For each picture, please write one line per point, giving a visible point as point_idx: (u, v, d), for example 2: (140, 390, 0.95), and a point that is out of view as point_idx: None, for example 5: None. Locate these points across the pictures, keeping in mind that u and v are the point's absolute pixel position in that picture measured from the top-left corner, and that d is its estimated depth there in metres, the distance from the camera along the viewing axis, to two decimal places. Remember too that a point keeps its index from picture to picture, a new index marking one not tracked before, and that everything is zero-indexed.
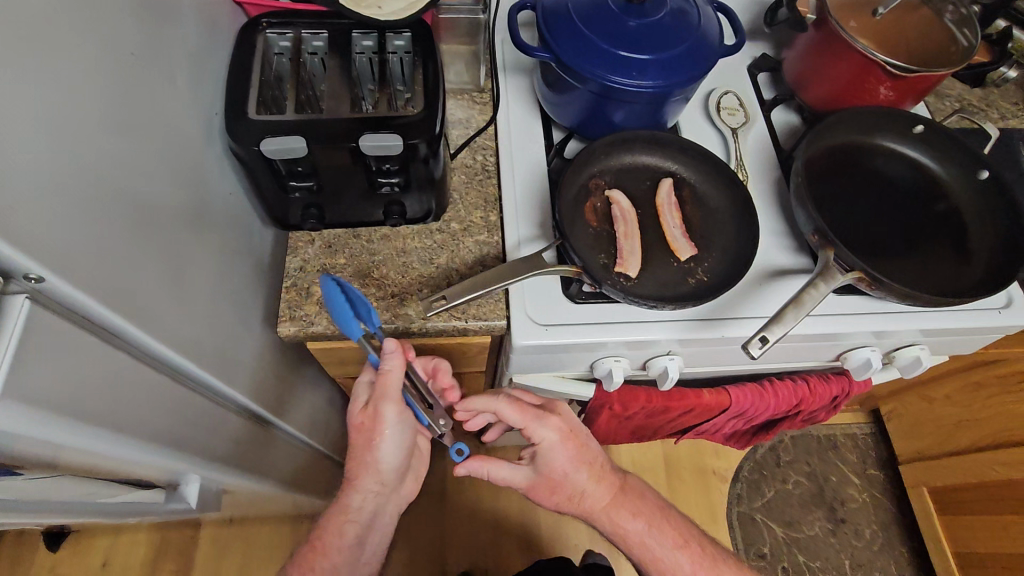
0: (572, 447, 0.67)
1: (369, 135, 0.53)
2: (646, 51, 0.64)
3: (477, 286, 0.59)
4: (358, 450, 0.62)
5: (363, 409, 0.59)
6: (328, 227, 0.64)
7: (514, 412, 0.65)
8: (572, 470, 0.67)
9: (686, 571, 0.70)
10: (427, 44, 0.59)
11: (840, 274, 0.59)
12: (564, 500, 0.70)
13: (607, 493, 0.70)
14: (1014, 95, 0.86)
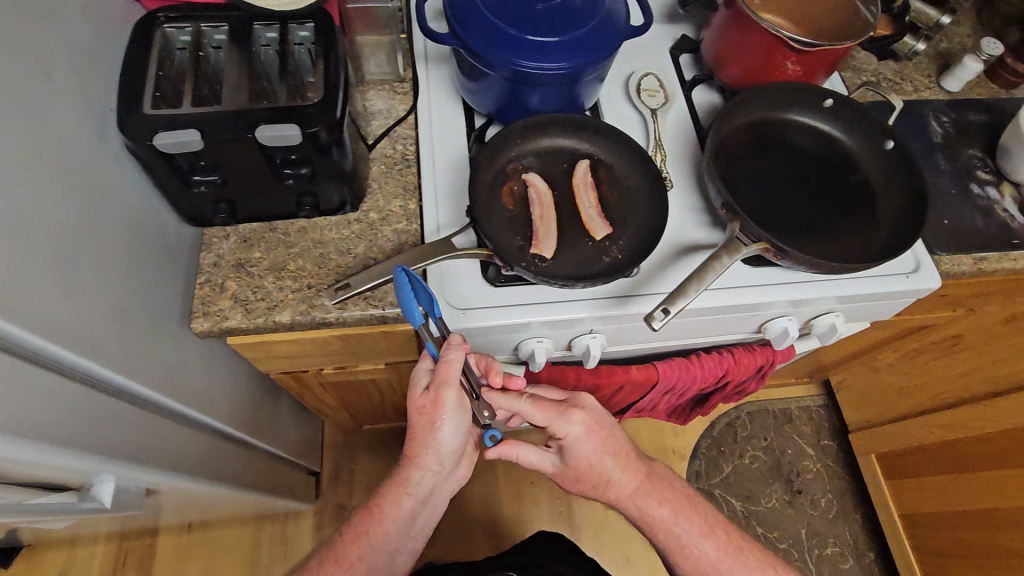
0: (600, 443, 0.67)
1: (266, 126, 0.53)
2: (553, 33, 0.64)
3: (383, 273, 0.61)
4: (418, 438, 0.63)
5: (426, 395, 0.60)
6: (242, 222, 0.64)
7: (542, 413, 0.63)
8: (599, 463, 0.68)
9: (711, 557, 0.71)
10: (329, 33, 0.59)
11: (744, 246, 0.61)
12: (589, 486, 0.71)
13: (635, 484, 0.71)
14: (928, 67, 0.88)
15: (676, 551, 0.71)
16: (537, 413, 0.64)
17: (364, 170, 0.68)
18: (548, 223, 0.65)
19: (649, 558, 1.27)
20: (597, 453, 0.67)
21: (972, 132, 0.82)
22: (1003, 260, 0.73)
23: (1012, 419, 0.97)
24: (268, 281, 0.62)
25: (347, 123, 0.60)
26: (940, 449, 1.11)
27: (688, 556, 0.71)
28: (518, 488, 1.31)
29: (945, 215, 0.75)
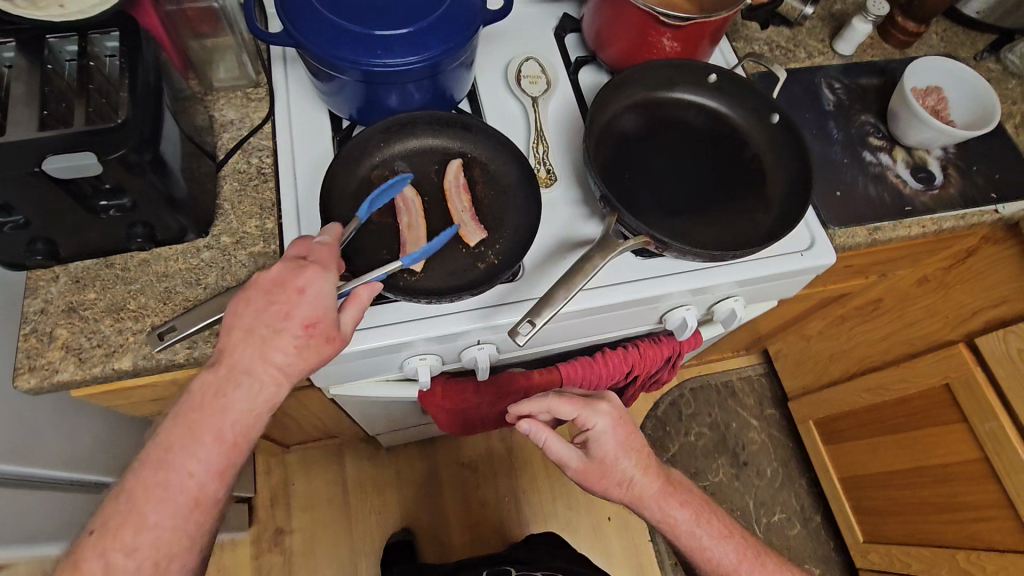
0: (626, 442, 0.64)
1: (54, 157, 0.46)
2: (397, 24, 0.57)
3: (212, 312, 0.54)
4: (250, 347, 0.49)
5: (314, 316, 0.50)
6: (71, 259, 0.58)
7: (570, 406, 0.61)
8: (625, 466, 0.64)
9: (730, 563, 0.68)
10: (135, 41, 0.52)
11: (621, 243, 0.58)
12: (616, 488, 0.66)
13: (658, 486, 0.67)
14: (822, 32, 0.85)
15: (695, 553, 0.69)
16: (570, 410, 0.62)
17: (210, 190, 0.62)
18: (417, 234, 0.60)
19: (600, 545, 1.26)
20: (625, 453, 0.64)
21: (865, 96, 0.80)
22: (898, 227, 0.72)
23: (929, 379, 0.97)
24: (105, 325, 0.56)
25: (169, 141, 0.54)
26: (868, 410, 1.12)
27: (707, 559, 0.69)
28: (464, 490, 1.28)
29: (837, 186, 0.73)
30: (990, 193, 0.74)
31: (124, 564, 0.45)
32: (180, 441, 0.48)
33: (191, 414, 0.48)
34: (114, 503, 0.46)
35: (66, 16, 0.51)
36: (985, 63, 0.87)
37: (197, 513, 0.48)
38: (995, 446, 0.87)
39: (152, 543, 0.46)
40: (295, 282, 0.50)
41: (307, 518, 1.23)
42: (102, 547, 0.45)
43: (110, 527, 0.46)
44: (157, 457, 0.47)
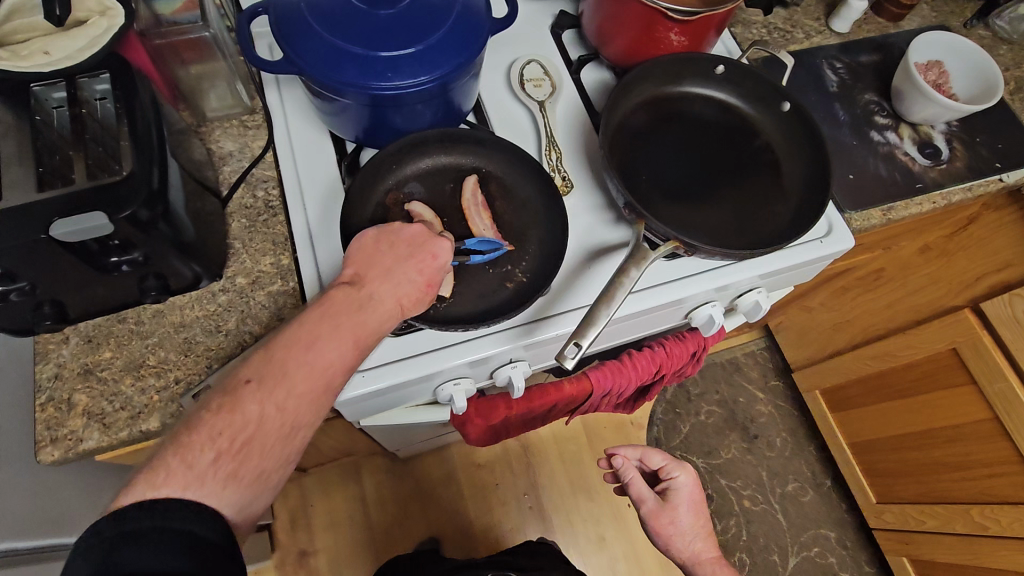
0: (698, 505, 0.71)
1: (61, 221, 0.43)
2: (404, 42, 0.55)
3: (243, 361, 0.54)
4: (388, 276, 0.51)
5: (436, 281, 0.53)
6: (80, 319, 0.54)
7: (659, 452, 0.73)
8: (690, 524, 0.70)
9: None
10: (129, 82, 0.49)
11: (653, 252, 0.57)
12: (676, 541, 0.70)
13: (717, 558, 0.70)
14: (816, 10, 0.85)
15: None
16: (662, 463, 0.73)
17: (219, 229, 0.59)
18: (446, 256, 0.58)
19: (622, 531, 1.27)
20: (694, 512, 0.71)
21: (865, 75, 0.80)
22: (909, 205, 0.72)
23: (936, 344, 0.98)
24: (126, 385, 0.54)
25: (175, 186, 0.50)
26: (873, 377, 1.14)
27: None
28: (483, 492, 1.28)
29: (849, 169, 0.73)
30: (994, 163, 0.75)
31: (272, 417, 0.43)
32: (328, 331, 0.46)
33: (337, 314, 0.48)
34: (270, 361, 0.44)
35: (55, 65, 0.48)
36: (975, 30, 0.87)
37: (327, 398, 0.46)
38: (1003, 405, 0.89)
39: (295, 410, 0.44)
40: (431, 244, 0.53)
41: (329, 537, 1.21)
42: (262, 395, 0.43)
43: (266, 380, 0.43)
44: (306, 337, 0.46)
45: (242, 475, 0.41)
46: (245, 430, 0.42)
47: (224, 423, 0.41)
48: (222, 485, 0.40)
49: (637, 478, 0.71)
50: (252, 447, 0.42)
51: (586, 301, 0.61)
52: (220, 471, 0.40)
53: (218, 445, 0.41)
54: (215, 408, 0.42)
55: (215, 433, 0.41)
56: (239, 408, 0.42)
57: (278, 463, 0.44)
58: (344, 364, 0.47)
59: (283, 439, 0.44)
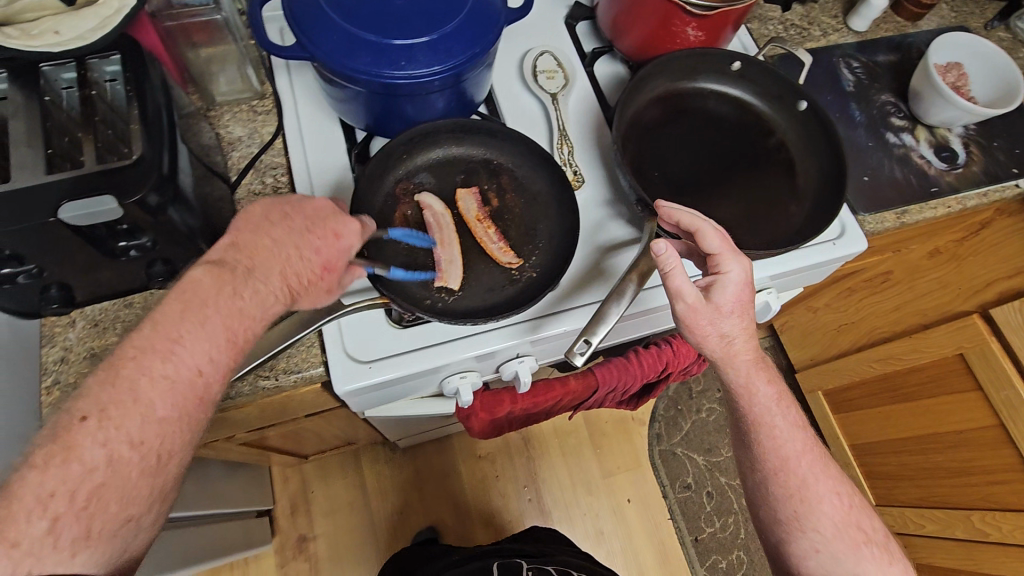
0: (744, 307, 0.54)
1: (69, 204, 0.43)
2: (418, 31, 0.54)
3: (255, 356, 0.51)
4: (271, 249, 0.49)
5: (336, 265, 0.50)
6: (87, 302, 0.54)
7: (716, 230, 0.53)
8: (733, 326, 0.54)
9: (798, 450, 0.58)
10: (139, 64, 0.48)
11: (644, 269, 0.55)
12: (712, 340, 0.54)
13: (753, 358, 0.56)
14: (834, 7, 0.84)
15: (764, 439, 0.58)
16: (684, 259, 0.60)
17: (228, 215, 0.58)
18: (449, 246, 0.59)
19: (621, 526, 1.27)
20: (740, 314, 0.54)
21: (882, 75, 0.79)
22: (923, 210, 0.71)
23: (942, 349, 0.98)
24: None
25: (185, 171, 0.50)
26: (880, 380, 1.13)
27: (778, 453, 0.57)
28: (483, 483, 1.28)
29: (864, 171, 0.72)
30: (1010, 168, 0.74)
31: (126, 457, 0.40)
32: (192, 332, 0.44)
33: (204, 302, 0.45)
34: (110, 387, 0.40)
35: (64, 45, 0.47)
36: (995, 32, 0.86)
37: (201, 410, 0.44)
38: (1009, 412, 0.88)
39: (159, 438, 0.41)
40: (335, 225, 0.51)
41: (329, 524, 1.22)
42: (104, 434, 0.39)
43: (108, 413, 0.40)
44: (165, 343, 0.42)
45: (98, 531, 0.39)
46: (89, 482, 0.38)
47: (58, 480, 0.37)
48: (70, 549, 0.37)
49: (681, 268, 0.51)
50: (104, 495, 0.39)
51: (595, 297, 0.61)
52: (64, 535, 0.37)
53: (54, 509, 0.37)
54: (45, 463, 0.38)
55: (47, 494, 0.37)
56: (78, 454, 0.38)
57: (147, 504, 0.42)
58: (218, 375, 0.45)
59: (149, 476, 0.41)
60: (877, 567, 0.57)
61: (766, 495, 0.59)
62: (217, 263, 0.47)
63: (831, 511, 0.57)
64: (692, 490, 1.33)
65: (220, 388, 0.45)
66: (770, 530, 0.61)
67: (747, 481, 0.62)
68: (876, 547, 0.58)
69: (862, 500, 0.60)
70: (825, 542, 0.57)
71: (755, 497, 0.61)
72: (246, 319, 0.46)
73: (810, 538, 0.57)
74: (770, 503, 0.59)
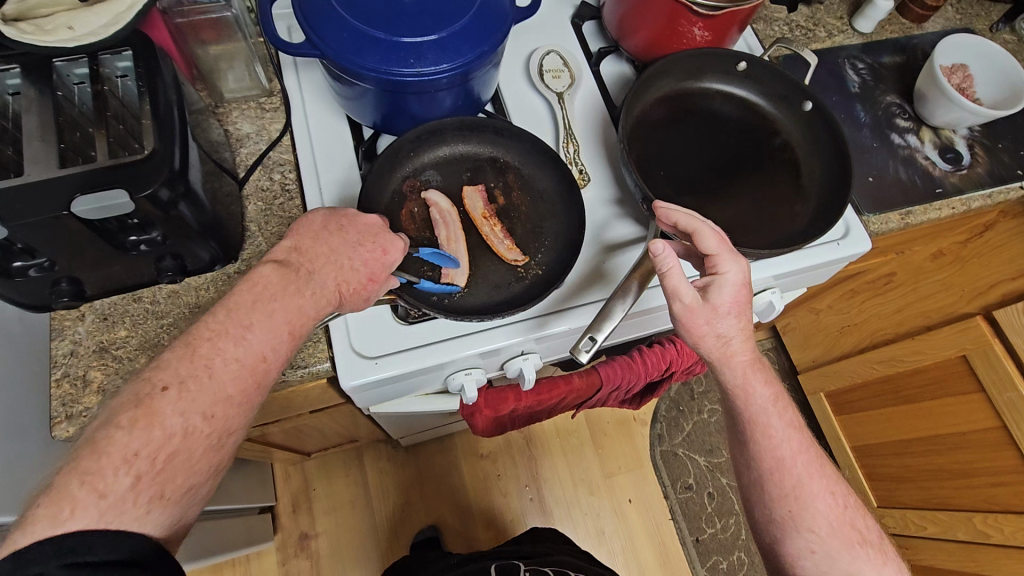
0: (742, 308, 0.54)
1: (82, 198, 0.43)
2: (426, 29, 0.54)
3: None
4: (326, 258, 0.51)
5: (379, 276, 0.52)
6: (96, 297, 0.55)
7: (712, 231, 0.53)
8: (730, 326, 0.54)
9: (794, 451, 0.58)
10: (151, 60, 0.49)
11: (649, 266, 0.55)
12: (709, 341, 0.54)
13: (751, 360, 0.56)
14: (840, 9, 0.84)
15: (760, 440, 0.58)
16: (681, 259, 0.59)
17: (236, 211, 0.59)
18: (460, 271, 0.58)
19: (622, 526, 1.27)
20: (737, 315, 0.54)
21: (887, 77, 0.79)
22: (927, 211, 0.72)
23: (945, 351, 0.98)
24: (140, 363, 0.54)
25: (195, 167, 0.50)
26: (882, 382, 1.13)
27: (774, 454, 0.57)
28: (484, 482, 1.28)
29: (869, 171, 0.72)
30: (1015, 170, 0.74)
31: (198, 428, 0.42)
32: (261, 319, 0.47)
33: (271, 296, 0.48)
34: (188, 362, 0.43)
35: (77, 40, 0.47)
36: (1001, 34, 0.86)
37: (259, 393, 0.46)
38: (1012, 413, 0.88)
39: (226, 415, 0.44)
40: (384, 241, 0.53)
41: (331, 521, 1.22)
42: (184, 404, 0.42)
43: (187, 385, 0.43)
44: (238, 326, 0.46)
45: (168, 495, 0.40)
46: (168, 446, 0.41)
47: (142, 441, 0.40)
48: (146, 509, 0.39)
49: (679, 269, 0.51)
50: (178, 462, 0.41)
51: (600, 295, 0.61)
52: (143, 495, 0.39)
53: (138, 467, 0.39)
54: (129, 425, 0.40)
55: (132, 453, 0.39)
56: (159, 420, 0.41)
57: (207, 476, 0.44)
58: (280, 361, 0.48)
59: (211, 450, 0.43)
60: (871, 567, 0.57)
61: (761, 494, 0.59)
62: (283, 264, 0.50)
63: (825, 510, 0.57)
64: (694, 491, 1.33)
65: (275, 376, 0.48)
66: (765, 529, 0.61)
67: (743, 480, 0.62)
68: (869, 547, 0.58)
69: (857, 500, 0.61)
70: (820, 541, 0.57)
71: (751, 497, 0.61)
72: (302, 315, 0.49)
73: (805, 538, 0.57)
74: (766, 502, 0.59)
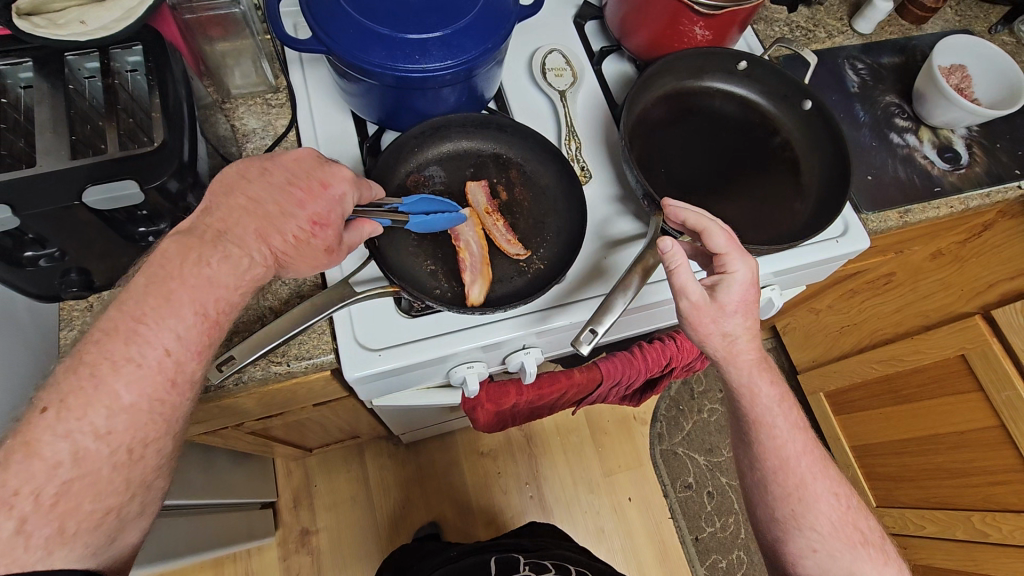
0: (749, 306, 0.55)
1: (94, 188, 0.44)
2: (431, 26, 0.55)
3: (267, 340, 0.51)
4: (245, 212, 0.48)
5: (325, 216, 0.50)
6: (104, 288, 0.56)
7: (722, 230, 0.54)
8: (737, 325, 0.55)
9: (799, 451, 0.58)
10: (161, 55, 0.50)
11: (653, 259, 0.56)
12: (715, 338, 0.55)
13: (756, 358, 0.57)
14: (840, 9, 0.85)
15: (765, 439, 0.58)
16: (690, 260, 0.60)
17: None
18: (467, 226, 0.60)
19: (622, 524, 1.28)
20: (744, 313, 0.54)
21: (888, 77, 0.80)
22: (926, 209, 0.72)
23: (945, 351, 0.98)
24: None
25: (203, 159, 0.51)
26: (881, 381, 1.14)
27: (779, 454, 0.58)
28: (484, 479, 1.29)
29: (868, 170, 0.73)
30: (1013, 169, 0.75)
31: (91, 450, 0.40)
32: (155, 310, 0.43)
33: (168, 276, 0.44)
34: (71, 377, 0.40)
35: (91, 35, 0.48)
36: (1000, 36, 0.87)
37: (174, 394, 0.44)
38: (1011, 412, 0.89)
39: (127, 427, 0.41)
40: (320, 175, 0.51)
41: (332, 518, 1.23)
42: (64, 427, 0.39)
43: (69, 404, 0.39)
44: (128, 325, 0.43)
45: (74, 527, 0.39)
46: (56, 478, 0.38)
47: (21, 478, 0.37)
48: (48, 548, 0.37)
49: (687, 266, 0.51)
50: (73, 493, 0.39)
51: (601, 290, 0.62)
52: (36, 534, 0.37)
53: (20, 509, 0.37)
54: (5, 461, 0.37)
55: (11, 494, 0.37)
56: (37, 450, 0.38)
57: (124, 493, 0.41)
58: (190, 349, 0.45)
59: (122, 468, 0.41)
60: (873, 567, 0.57)
61: (764, 494, 0.60)
62: (184, 233, 0.47)
63: (828, 510, 0.58)
64: (693, 490, 1.33)
65: (193, 368, 0.45)
66: (767, 529, 0.61)
67: (746, 480, 0.63)
68: (872, 548, 0.58)
69: (860, 502, 0.61)
70: (822, 541, 0.57)
71: (754, 496, 0.61)
72: (215, 291, 0.46)
73: (807, 537, 0.58)
74: (769, 502, 0.60)
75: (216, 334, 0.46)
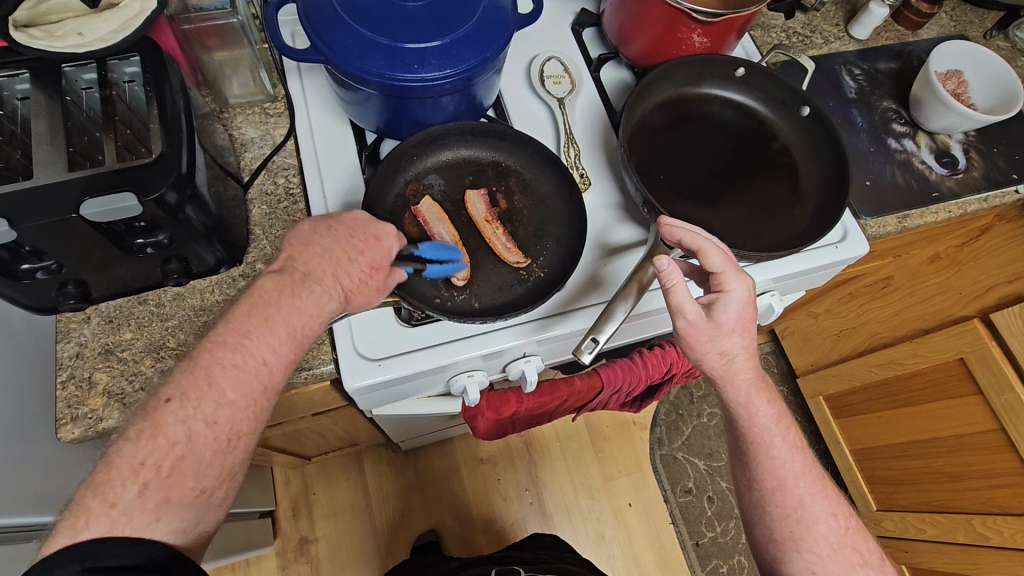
0: (746, 325, 0.54)
1: (92, 201, 0.44)
2: (430, 35, 0.55)
3: None
4: (307, 248, 0.51)
5: (381, 263, 0.52)
6: (102, 299, 0.55)
7: (717, 249, 0.54)
8: (734, 344, 0.54)
9: (798, 471, 0.58)
10: (158, 65, 0.49)
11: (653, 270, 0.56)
12: (712, 356, 0.55)
13: (753, 377, 0.57)
14: (835, 16, 0.85)
15: (763, 459, 0.58)
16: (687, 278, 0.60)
17: (241, 214, 0.60)
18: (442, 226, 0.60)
19: (622, 531, 1.27)
20: (741, 332, 0.54)
21: (885, 82, 0.81)
22: (925, 214, 0.72)
23: (944, 354, 0.98)
24: (145, 366, 0.54)
25: (201, 170, 0.51)
26: (880, 385, 1.14)
27: (777, 474, 0.58)
28: (484, 487, 1.28)
29: (867, 176, 0.73)
30: (1010, 174, 0.75)
31: (203, 434, 0.43)
32: (259, 327, 0.47)
33: (266, 303, 0.48)
34: (189, 375, 0.44)
35: (88, 46, 0.48)
36: (995, 41, 0.87)
37: (266, 398, 0.46)
38: (1010, 415, 0.89)
39: (229, 419, 0.44)
40: (375, 229, 0.53)
41: (331, 525, 1.22)
42: (185, 413, 0.42)
43: (188, 395, 0.43)
44: (235, 337, 0.46)
45: (177, 500, 0.41)
46: (172, 453, 0.41)
47: (147, 450, 0.41)
48: (155, 515, 0.40)
49: (684, 286, 0.51)
50: (185, 466, 0.42)
51: (601, 297, 0.62)
52: (149, 500, 0.40)
53: (143, 476, 0.40)
54: (136, 437, 0.41)
55: (138, 463, 0.40)
56: (163, 430, 0.42)
57: (220, 478, 0.44)
58: (282, 364, 0.47)
59: (220, 454, 0.43)
60: None
61: (762, 514, 0.59)
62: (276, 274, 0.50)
63: (828, 533, 0.57)
64: (693, 495, 1.33)
65: (283, 379, 0.48)
66: (766, 550, 0.61)
67: (744, 501, 0.62)
68: (873, 571, 0.58)
69: (859, 522, 0.60)
70: (822, 563, 0.56)
71: (751, 516, 0.61)
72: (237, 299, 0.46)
73: (806, 559, 0.57)
74: (767, 522, 0.59)
75: (301, 353, 0.49)
